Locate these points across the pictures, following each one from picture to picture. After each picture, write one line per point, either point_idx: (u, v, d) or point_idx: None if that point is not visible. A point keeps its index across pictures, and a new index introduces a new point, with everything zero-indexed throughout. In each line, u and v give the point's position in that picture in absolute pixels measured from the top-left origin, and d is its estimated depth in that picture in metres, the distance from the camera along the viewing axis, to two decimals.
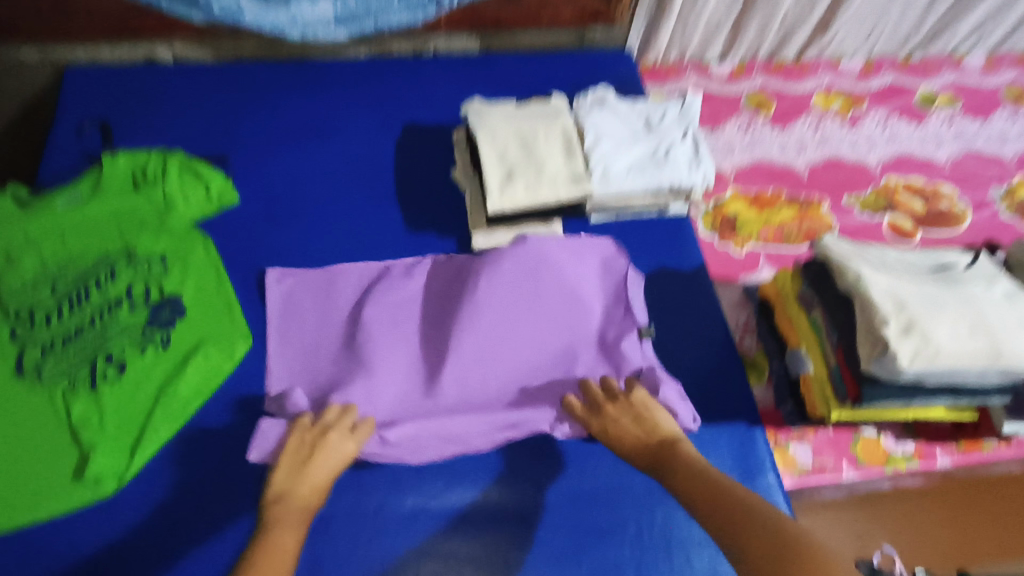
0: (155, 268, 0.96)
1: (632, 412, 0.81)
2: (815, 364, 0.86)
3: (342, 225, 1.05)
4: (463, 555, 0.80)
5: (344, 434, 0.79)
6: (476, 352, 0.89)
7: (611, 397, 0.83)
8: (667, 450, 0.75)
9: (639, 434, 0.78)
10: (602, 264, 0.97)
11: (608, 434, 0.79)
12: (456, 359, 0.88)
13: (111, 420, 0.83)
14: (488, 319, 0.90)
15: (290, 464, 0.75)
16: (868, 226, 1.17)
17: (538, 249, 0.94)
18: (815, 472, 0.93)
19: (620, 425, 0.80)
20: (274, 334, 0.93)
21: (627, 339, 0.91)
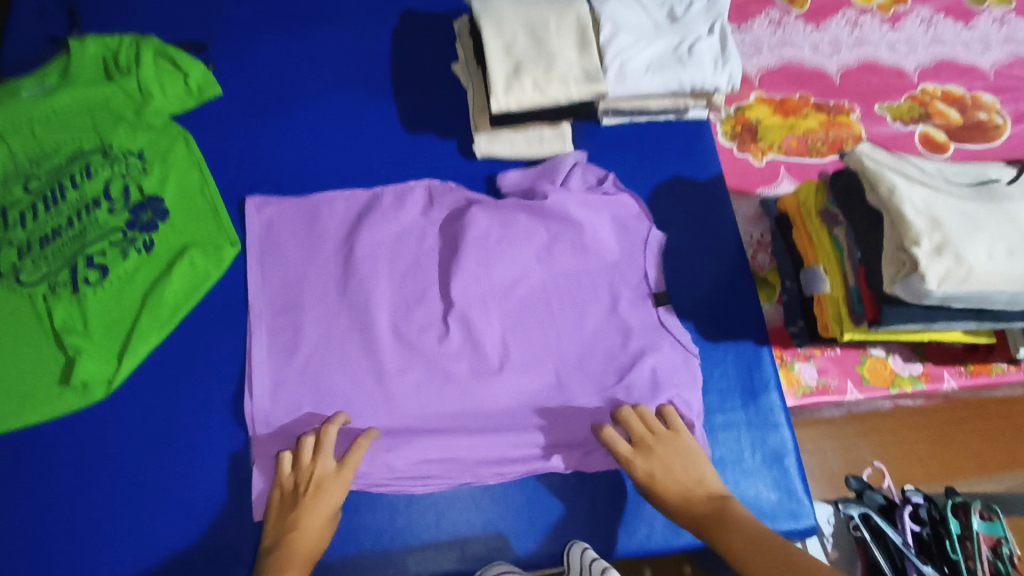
0: (132, 166, 0.89)
1: (676, 458, 0.75)
2: (832, 282, 0.82)
3: (333, 124, 0.97)
4: (462, 467, 0.80)
5: (333, 473, 0.73)
6: (482, 291, 0.86)
7: (651, 434, 0.76)
8: (720, 508, 0.71)
9: (688, 483, 0.74)
10: (616, 220, 0.92)
11: (654, 479, 0.73)
12: (460, 295, 0.84)
13: (97, 325, 0.80)
14: (496, 266, 0.86)
15: (280, 515, 0.71)
16: (898, 137, 1.09)
17: (552, 199, 0.89)
18: (819, 391, 0.91)
19: (670, 471, 0.74)
20: (262, 239, 0.87)
21: (638, 296, 0.88)
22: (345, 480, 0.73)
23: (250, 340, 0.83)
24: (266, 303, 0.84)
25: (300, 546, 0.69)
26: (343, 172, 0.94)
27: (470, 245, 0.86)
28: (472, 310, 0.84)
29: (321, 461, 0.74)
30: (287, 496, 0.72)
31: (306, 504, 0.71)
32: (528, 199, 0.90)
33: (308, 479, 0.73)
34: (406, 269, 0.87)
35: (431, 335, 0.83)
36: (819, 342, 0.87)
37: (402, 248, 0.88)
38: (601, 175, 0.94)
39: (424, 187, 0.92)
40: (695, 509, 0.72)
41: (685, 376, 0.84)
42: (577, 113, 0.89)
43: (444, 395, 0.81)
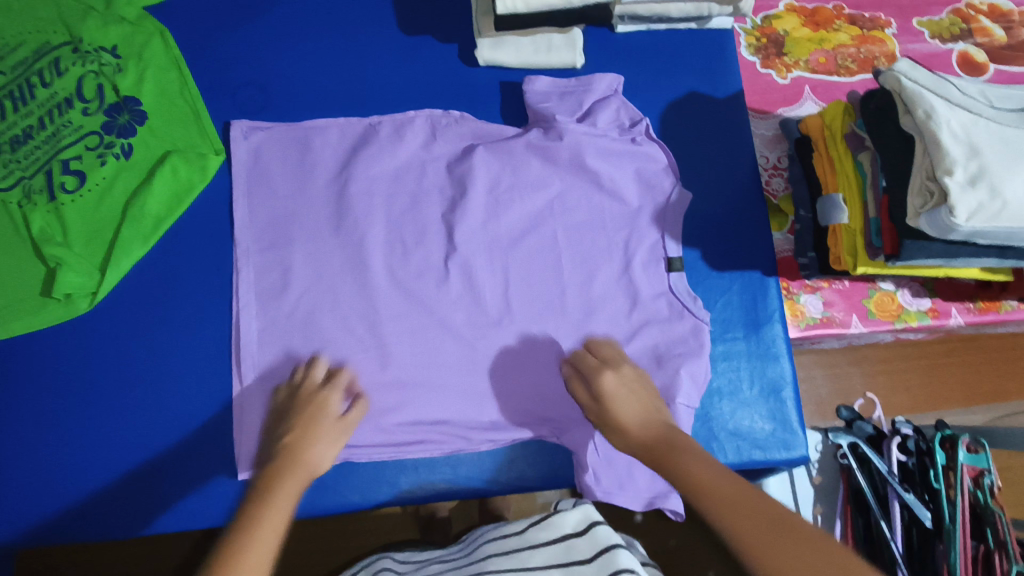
0: (105, 63, 0.83)
1: (634, 380, 0.72)
2: (851, 214, 0.77)
3: (323, 23, 0.88)
4: (457, 403, 0.77)
5: (317, 389, 0.73)
6: (485, 222, 0.82)
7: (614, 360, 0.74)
8: (677, 434, 0.67)
9: (644, 402, 0.71)
10: (639, 174, 0.85)
11: (610, 394, 0.71)
12: (465, 228, 0.81)
13: (76, 236, 0.77)
14: (505, 200, 0.83)
15: (274, 429, 0.70)
16: (937, 56, 1.01)
17: (568, 141, 0.83)
18: (822, 324, 0.89)
19: (629, 387, 0.71)
20: (249, 165, 0.82)
21: (648, 258, 0.83)
22: (336, 398, 0.73)
23: (239, 264, 0.79)
24: (255, 237, 0.80)
25: (298, 453, 0.67)
26: (334, 78, 0.87)
27: (469, 190, 0.82)
28: (472, 255, 0.81)
29: (311, 382, 0.74)
30: (279, 422, 0.71)
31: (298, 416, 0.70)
32: (543, 139, 0.83)
33: (298, 397, 0.72)
34: (406, 206, 0.82)
35: (430, 268, 0.80)
36: (829, 275, 0.83)
37: (400, 171, 0.83)
38: (636, 117, 0.86)
39: (424, 118, 0.85)
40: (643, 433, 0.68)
41: (691, 349, 0.79)
42: (592, 18, 0.82)
43: (441, 327, 0.79)
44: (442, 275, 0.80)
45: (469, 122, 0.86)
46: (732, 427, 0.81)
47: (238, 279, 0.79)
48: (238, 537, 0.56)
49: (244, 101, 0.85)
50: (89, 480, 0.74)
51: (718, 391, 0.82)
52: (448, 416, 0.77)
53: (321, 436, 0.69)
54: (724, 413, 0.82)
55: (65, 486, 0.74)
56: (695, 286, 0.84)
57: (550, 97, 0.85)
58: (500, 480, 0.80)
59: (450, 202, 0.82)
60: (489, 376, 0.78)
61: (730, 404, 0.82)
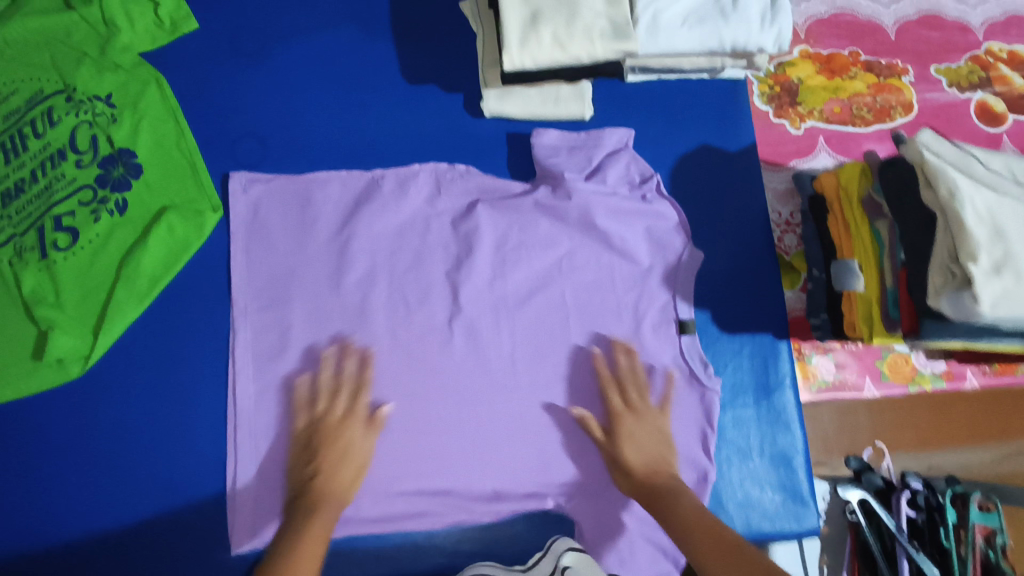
0: (100, 113, 0.80)
1: (646, 429, 0.75)
2: (867, 283, 0.75)
3: (326, 69, 0.86)
4: (460, 471, 0.76)
5: (341, 416, 0.74)
6: (491, 283, 0.81)
7: (622, 399, 0.77)
8: (671, 482, 0.71)
9: (653, 452, 0.73)
10: (649, 234, 0.84)
11: (620, 448, 0.74)
12: (471, 289, 0.80)
13: (69, 296, 0.75)
14: (512, 261, 0.82)
15: (302, 458, 0.73)
16: (953, 106, 0.99)
17: (577, 200, 0.82)
18: (835, 387, 0.87)
19: (637, 439, 0.74)
20: (248, 222, 0.80)
21: (659, 323, 0.82)
22: (359, 422, 0.74)
23: (236, 325, 0.77)
24: (254, 296, 0.78)
25: (326, 491, 0.70)
26: (336, 128, 0.84)
27: (474, 248, 0.81)
28: (475, 318, 0.80)
29: (334, 408, 0.74)
30: (303, 452, 0.73)
31: (325, 448, 0.72)
32: (551, 198, 0.83)
33: (323, 424, 0.73)
34: (409, 264, 0.81)
35: (434, 331, 0.79)
36: (842, 339, 0.81)
37: (405, 230, 0.81)
38: (646, 173, 0.85)
39: (429, 172, 0.83)
40: (647, 479, 0.71)
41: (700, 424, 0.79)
42: (602, 74, 0.79)
43: (435, 394, 0.77)
44: (445, 336, 0.79)
45: (473, 179, 0.84)
46: (740, 497, 0.79)
47: (234, 341, 0.76)
48: None
49: (243, 153, 0.83)
50: (77, 552, 0.72)
51: (733, 456, 0.80)
52: (450, 484, 0.75)
53: (350, 464, 0.72)
54: (736, 482, 0.79)
55: (53, 559, 0.72)
56: (706, 348, 0.82)
57: (559, 152, 0.84)
58: (503, 553, 0.77)
59: (455, 261, 0.81)
60: (493, 443, 0.77)
61: (741, 472, 0.80)
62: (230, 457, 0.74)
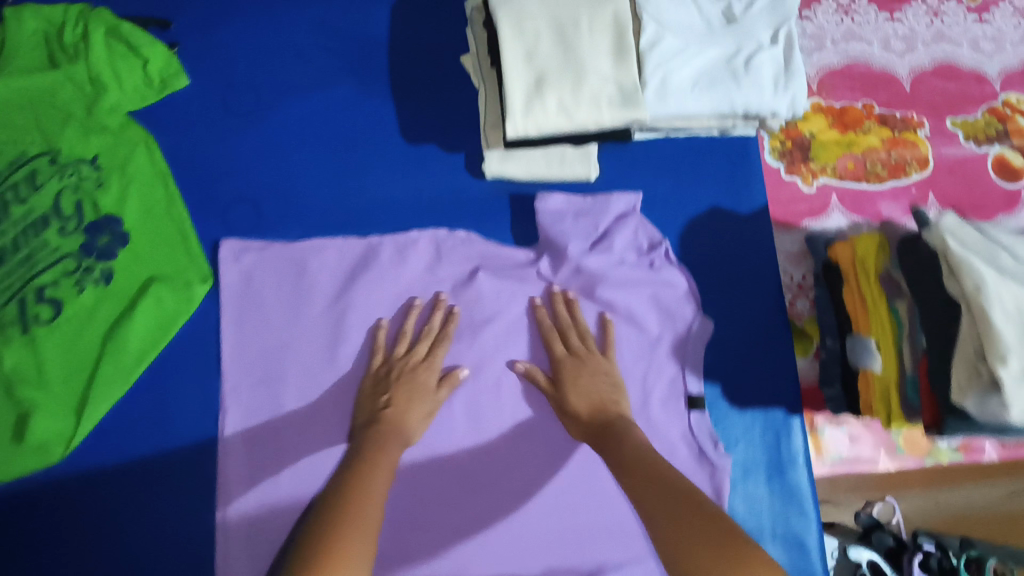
0: (86, 177, 0.77)
1: (592, 372, 0.73)
2: (885, 364, 0.71)
3: (320, 128, 0.82)
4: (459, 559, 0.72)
5: (419, 361, 0.74)
6: (491, 358, 0.78)
7: (566, 345, 0.76)
8: (618, 422, 0.68)
9: (602, 396, 0.71)
10: (657, 302, 0.81)
11: (569, 394, 0.72)
12: (472, 364, 0.77)
13: (51, 374, 0.71)
14: (514, 336, 0.79)
15: (372, 396, 0.72)
16: (970, 161, 0.95)
17: (582, 271, 0.80)
18: (848, 461, 0.84)
19: (581, 383, 0.73)
20: (240, 292, 0.77)
21: (668, 399, 0.78)
22: (433, 373, 0.74)
23: (227, 406, 0.74)
24: (246, 371, 0.75)
25: (397, 428, 0.69)
26: (331, 190, 0.81)
27: (474, 314, 0.79)
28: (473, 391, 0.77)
29: (411, 355, 0.74)
30: (378, 388, 0.72)
31: (399, 391, 0.72)
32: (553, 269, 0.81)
33: (401, 365, 0.73)
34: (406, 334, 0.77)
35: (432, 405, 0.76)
36: (857, 414, 0.78)
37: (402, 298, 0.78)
38: (655, 239, 0.82)
39: (429, 238, 0.80)
40: (597, 424, 0.69)
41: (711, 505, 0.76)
42: (606, 139, 0.74)
43: (432, 474, 0.74)
44: (444, 408, 0.76)
45: (476, 246, 0.81)
46: None
47: (223, 420, 0.74)
48: (325, 521, 0.55)
49: (236, 220, 0.79)
50: None
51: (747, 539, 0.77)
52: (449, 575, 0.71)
53: (418, 408, 0.71)
54: None
55: None
56: (715, 424, 0.79)
57: (566, 217, 0.81)
58: None
59: (455, 330, 0.78)
60: (494, 527, 0.73)
61: None
62: (219, 544, 0.70)
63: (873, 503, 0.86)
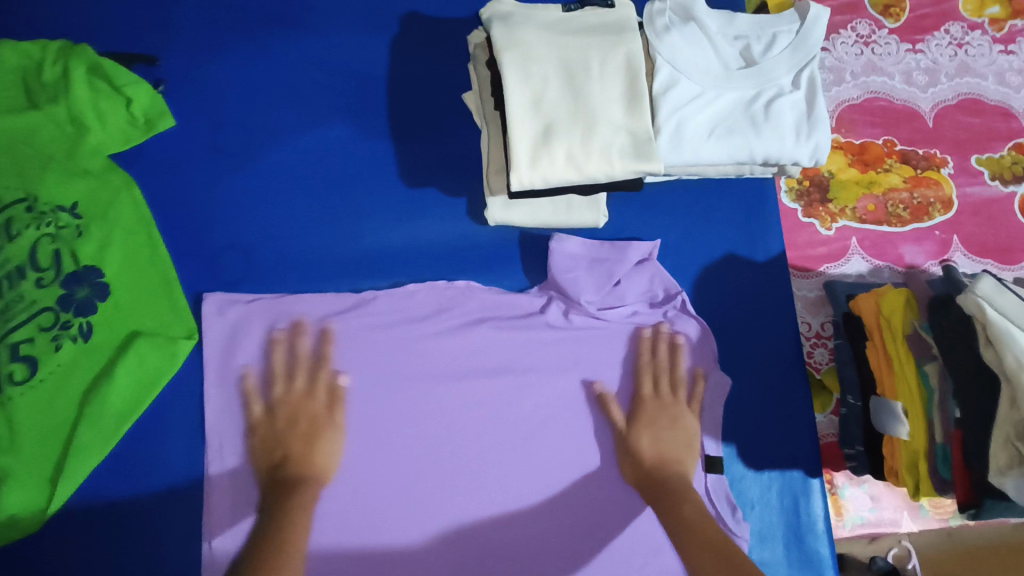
0: (63, 225, 0.72)
1: (670, 422, 0.73)
2: (913, 430, 0.67)
3: (313, 171, 0.78)
4: None
5: (303, 393, 0.71)
6: (495, 420, 0.73)
7: (652, 384, 0.75)
8: (679, 483, 0.69)
9: (671, 448, 0.72)
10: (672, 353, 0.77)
11: (642, 436, 0.73)
12: (474, 426, 0.72)
13: (25, 440, 0.67)
14: (524, 396, 0.74)
15: (268, 441, 0.70)
16: (997, 201, 0.91)
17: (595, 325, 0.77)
18: (870, 522, 0.79)
19: (661, 434, 0.73)
20: (225, 348, 0.72)
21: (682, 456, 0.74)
22: (320, 400, 0.71)
23: (214, 471, 0.69)
24: (232, 434, 0.70)
25: (307, 472, 0.68)
26: (326, 238, 0.77)
27: (465, 367, 0.74)
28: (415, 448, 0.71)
29: (291, 390, 0.71)
30: (270, 436, 0.70)
31: (290, 434, 0.69)
32: (563, 320, 0.76)
33: (286, 405, 0.71)
34: (403, 392, 0.72)
35: (371, 454, 0.70)
36: (881, 478, 0.73)
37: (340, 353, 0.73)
38: (671, 288, 0.78)
39: (428, 289, 0.76)
40: (659, 474, 0.70)
41: None
42: (617, 189, 0.69)
43: (427, 545, 0.69)
44: (432, 470, 0.71)
45: (479, 296, 0.76)
46: None
47: (209, 487, 0.69)
48: None
49: (225, 270, 0.75)
50: None
51: None
52: None
53: (322, 442, 0.69)
54: None
55: None
56: (731, 485, 0.75)
57: (574, 265, 0.77)
58: None
59: (456, 387, 0.73)
60: None
61: None
62: None
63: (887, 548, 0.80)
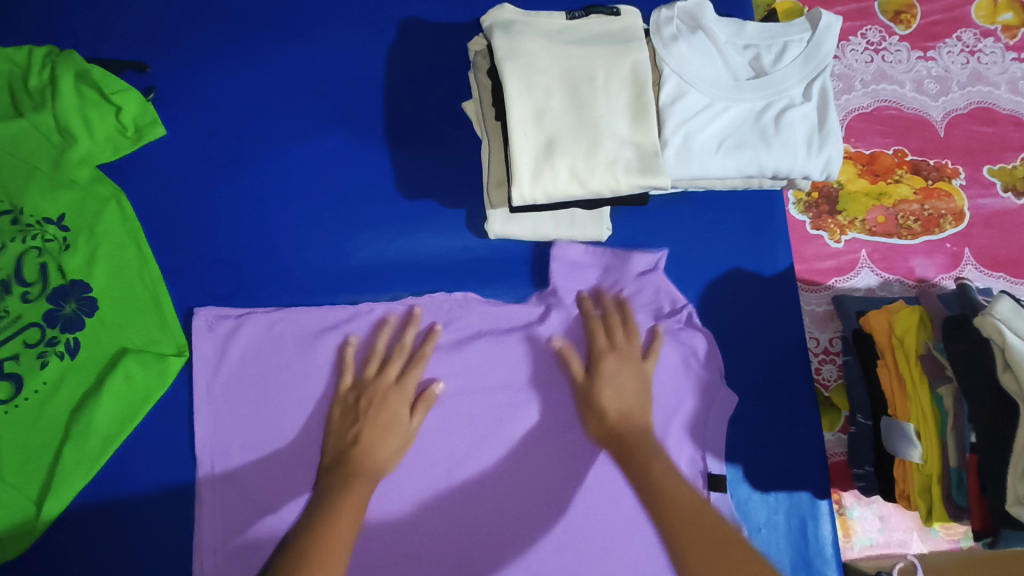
0: (49, 238, 0.70)
1: (628, 373, 0.70)
2: (925, 454, 0.65)
3: (308, 181, 0.75)
4: None
5: (391, 385, 0.69)
6: (492, 434, 0.71)
7: (606, 334, 0.72)
8: (649, 439, 0.65)
9: (634, 399, 0.69)
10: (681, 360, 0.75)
11: (600, 387, 0.69)
12: (480, 442, 0.71)
13: (10, 461, 0.65)
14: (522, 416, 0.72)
15: (343, 421, 0.68)
16: (1010, 212, 0.88)
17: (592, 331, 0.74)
18: (879, 544, 0.77)
19: (618, 383, 0.69)
20: (217, 366, 0.71)
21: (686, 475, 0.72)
22: (408, 393, 0.69)
23: (203, 494, 0.67)
24: (223, 455, 0.68)
25: (367, 459, 0.65)
26: (320, 251, 0.74)
27: (475, 383, 0.72)
28: (460, 455, 0.71)
29: (385, 376, 0.70)
30: (347, 414, 0.68)
31: (367, 417, 0.67)
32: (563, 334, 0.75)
33: (371, 391, 0.68)
34: None
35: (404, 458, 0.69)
36: (891, 499, 0.71)
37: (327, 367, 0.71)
38: (677, 302, 0.76)
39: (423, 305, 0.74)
40: (625, 431, 0.67)
41: None
42: (621, 204, 0.67)
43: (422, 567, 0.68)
44: (421, 470, 0.70)
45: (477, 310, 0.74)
46: None
47: (200, 511, 0.67)
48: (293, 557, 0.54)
49: (217, 285, 0.73)
50: None
51: None
52: None
53: (393, 437, 0.67)
54: None
55: None
56: (736, 507, 0.74)
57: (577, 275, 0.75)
58: None
59: (456, 408, 0.72)
60: None
61: None
62: None
63: (895, 562, 0.76)
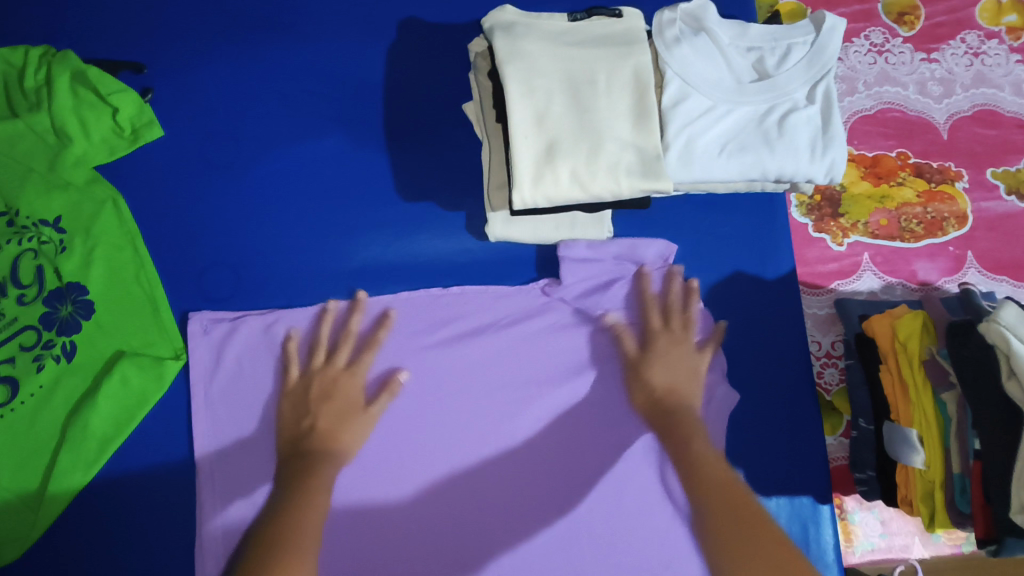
0: (46, 240, 0.69)
1: (680, 355, 0.71)
2: (928, 460, 0.65)
3: (306, 183, 0.75)
4: None
5: (342, 371, 0.69)
6: (476, 425, 0.71)
7: (662, 315, 0.73)
8: (690, 415, 0.67)
9: (682, 377, 0.70)
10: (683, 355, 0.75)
11: (652, 362, 0.71)
12: (457, 432, 0.71)
13: (5, 464, 0.64)
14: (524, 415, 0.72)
15: (295, 413, 0.67)
16: (1013, 216, 0.88)
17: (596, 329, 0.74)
18: (880, 549, 0.77)
19: (668, 361, 0.71)
20: (213, 370, 0.70)
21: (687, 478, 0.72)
22: (362, 384, 0.70)
23: (201, 498, 0.67)
24: (219, 460, 0.68)
25: (327, 447, 0.65)
26: (319, 253, 0.74)
27: (475, 379, 0.72)
28: (458, 454, 0.70)
29: (335, 365, 0.70)
30: (300, 405, 0.68)
31: (317, 405, 0.67)
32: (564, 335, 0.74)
33: (322, 378, 0.69)
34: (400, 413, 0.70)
35: (386, 449, 0.70)
36: (893, 505, 0.71)
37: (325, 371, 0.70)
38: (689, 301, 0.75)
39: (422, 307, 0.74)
40: (670, 406, 0.68)
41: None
42: (623, 208, 0.67)
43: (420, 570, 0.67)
44: (400, 461, 0.70)
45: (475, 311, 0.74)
46: None
47: (199, 517, 0.67)
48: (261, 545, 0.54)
49: (214, 288, 0.72)
50: None
51: None
52: None
53: (350, 424, 0.67)
54: None
55: None
56: None
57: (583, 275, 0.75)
58: None
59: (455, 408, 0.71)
60: None
61: None
62: None
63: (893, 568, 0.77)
